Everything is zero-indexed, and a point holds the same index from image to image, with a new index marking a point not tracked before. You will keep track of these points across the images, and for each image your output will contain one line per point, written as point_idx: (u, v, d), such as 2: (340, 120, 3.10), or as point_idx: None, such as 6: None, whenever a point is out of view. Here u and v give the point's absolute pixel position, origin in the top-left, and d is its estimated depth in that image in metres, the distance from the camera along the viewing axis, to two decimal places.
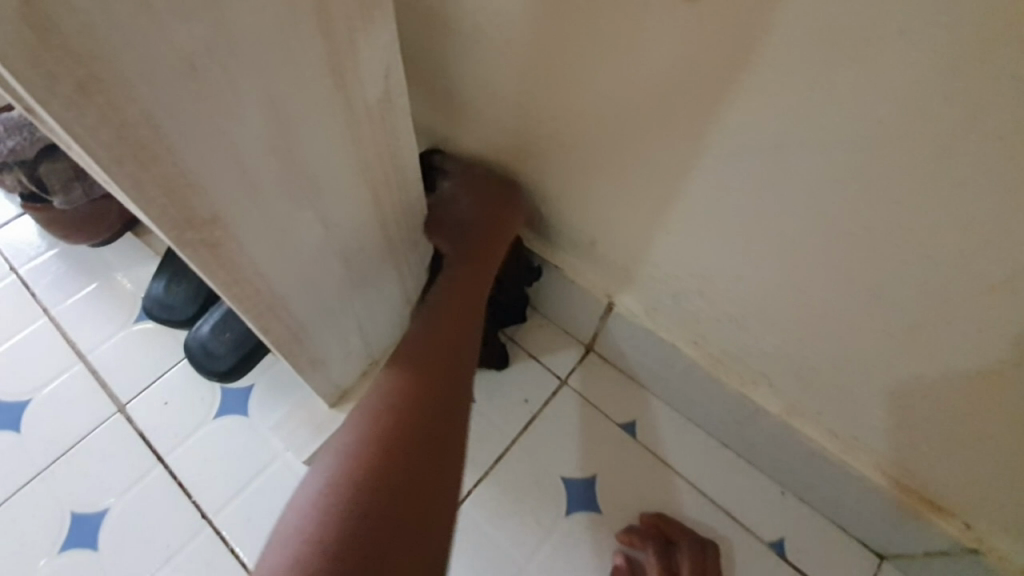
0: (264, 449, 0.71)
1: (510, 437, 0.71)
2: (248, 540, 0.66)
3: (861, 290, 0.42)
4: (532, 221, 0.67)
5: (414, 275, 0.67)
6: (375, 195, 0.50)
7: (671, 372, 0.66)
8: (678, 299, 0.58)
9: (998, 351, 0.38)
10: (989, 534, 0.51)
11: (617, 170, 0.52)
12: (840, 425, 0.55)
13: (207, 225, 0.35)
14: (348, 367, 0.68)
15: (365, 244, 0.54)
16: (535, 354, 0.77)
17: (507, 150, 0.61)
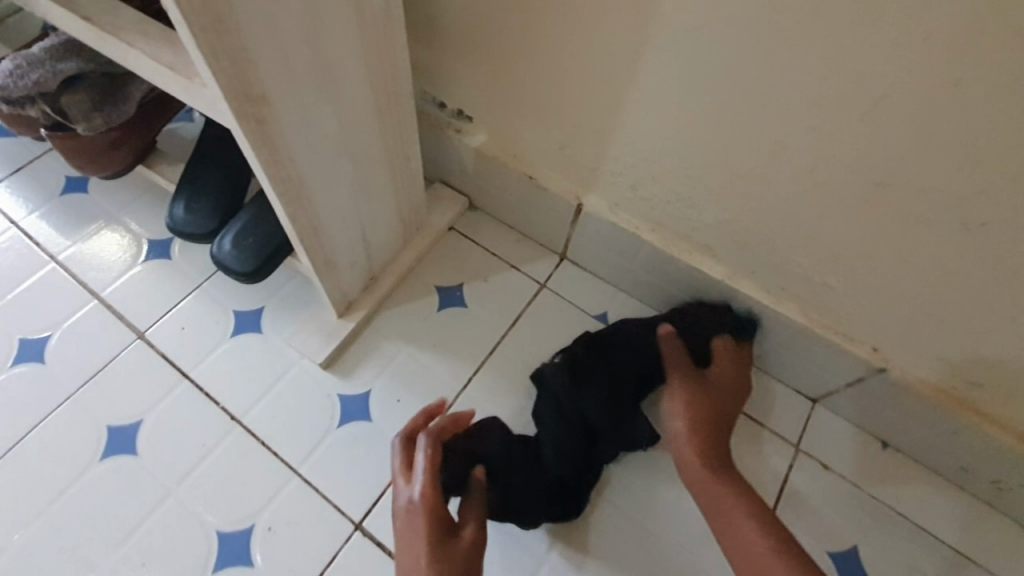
0: (281, 359, 0.79)
1: (499, 332, 0.82)
2: (276, 433, 0.74)
3: (771, 147, 0.54)
4: (508, 139, 0.78)
5: (407, 191, 0.76)
6: (378, 102, 0.59)
7: (634, 261, 0.78)
8: (636, 188, 0.69)
9: (876, 176, 0.50)
10: (889, 352, 0.64)
11: (576, 75, 0.62)
12: (770, 280, 0.67)
13: (259, 100, 0.44)
14: (353, 276, 0.76)
15: (369, 150, 0.63)
16: (517, 265, 0.87)
17: (483, 71, 0.71)
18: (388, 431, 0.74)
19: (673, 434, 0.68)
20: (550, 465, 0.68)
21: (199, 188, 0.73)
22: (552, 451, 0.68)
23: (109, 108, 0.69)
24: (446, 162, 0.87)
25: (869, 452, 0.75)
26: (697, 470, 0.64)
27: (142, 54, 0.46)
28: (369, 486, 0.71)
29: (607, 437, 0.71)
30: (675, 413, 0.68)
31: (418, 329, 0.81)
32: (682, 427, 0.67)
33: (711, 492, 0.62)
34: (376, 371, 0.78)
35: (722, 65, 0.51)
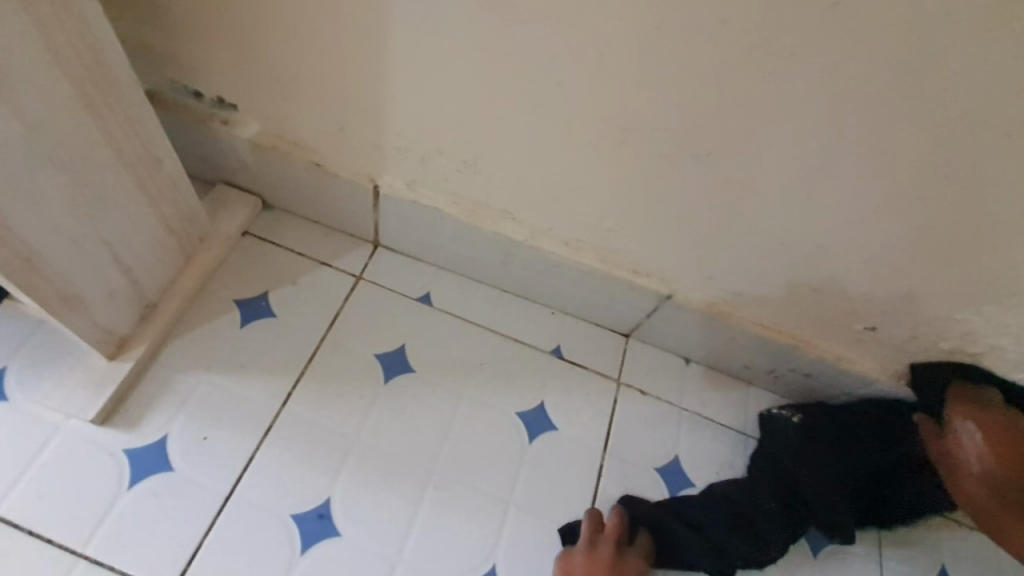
0: (38, 427, 0.64)
1: (317, 336, 0.75)
2: (47, 516, 0.60)
3: (530, 104, 0.56)
4: (281, 125, 0.70)
5: (167, 198, 0.65)
6: (79, 92, 0.49)
7: (444, 236, 0.76)
8: (425, 161, 0.67)
9: (619, 121, 0.55)
10: (674, 280, 0.71)
11: (332, 48, 0.58)
12: (566, 233, 0.70)
13: None
14: (116, 306, 0.64)
15: (86, 152, 0.52)
16: (327, 262, 0.81)
17: (229, 51, 0.62)
18: (195, 476, 0.64)
19: (1013, 541, 0.64)
20: (758, 519, 0.68)
21: None
22: (760, 519, 0.68)
23: None
24: (221, 160, 0.77)
25: (679, 372, 0.81)
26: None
27: None
28: (182, 544, 0.61)
29: (780, 520, 0.69)
30: (1009, 519, 0.64)
31: (218, 353, 0.71)
32: (1006, 521, 0.64)
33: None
34: (168, 413, 0.67)
35: (463, 24, 0.51)
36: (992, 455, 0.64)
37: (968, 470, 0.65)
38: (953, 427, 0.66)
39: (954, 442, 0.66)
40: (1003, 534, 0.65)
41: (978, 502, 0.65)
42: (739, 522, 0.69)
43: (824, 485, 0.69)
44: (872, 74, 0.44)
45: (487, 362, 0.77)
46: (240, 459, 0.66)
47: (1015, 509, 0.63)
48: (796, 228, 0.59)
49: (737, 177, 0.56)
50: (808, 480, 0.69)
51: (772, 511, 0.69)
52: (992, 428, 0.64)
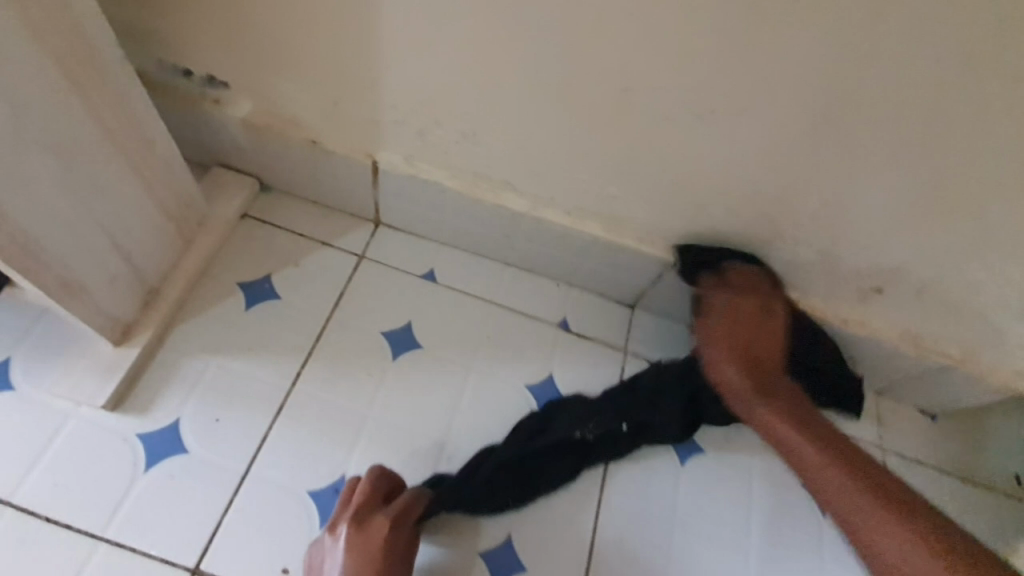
0: (48, 415, 0.64)
1: (322, 317, 0.75)
2: (64, 502, 0.61)
3: (527, 68, 0.55)
4: (273, 102, 0.69)
5: (161, 181, 0.64)
6: (63, 73, 0.48)
7: (445, 211, 0.75)
8: (421, 134, 0.66)
9: (619, 83, 0.53)
10: (680, 246, 0.70)
11: (319, 17, 0.56)
12: (569, 202, 0.69)
13: None
14: (118, 293, 0.64)
15: (75, 136, 0.51)
16: (327, 242, 0.80)
17: (214, 26, 0.61)
18: (209, 458, 0.65)
19: (760, 420, 0.71)
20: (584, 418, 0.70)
21: None
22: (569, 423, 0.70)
23: None
24: (215, 141, 0.76)
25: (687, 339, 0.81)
26: (782, 427, 0.70)
27: None
28: (200, 524, 0.62)
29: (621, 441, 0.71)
30: (784, 421, 0.70)
31: (224, 336, 0.71)
32: (782, 426, 0.70)
33: (794, 445, 0.70)
34: (179, 397, 0.67)
35: None
36: (731, 326, 0.70)
37: (723, 363, 0.71)
38: (711, 309, 0.71)
39: (735, 315, 0.70)
40: (773, 429, 0.71)
41: (726, 386, 0.71)
42: (518, 475, 0.68)
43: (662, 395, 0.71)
44: (878, 21, 0.43)
45: (494, 336, 0.77)
46: (253, 440, 0.66)
47: (757, 391, 0.70)
48: (801, 187, 0.58)
49: (741, 136, 0.55)
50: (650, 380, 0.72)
51: (607, 403, 0.72)
52: (738, 305, 0.69)
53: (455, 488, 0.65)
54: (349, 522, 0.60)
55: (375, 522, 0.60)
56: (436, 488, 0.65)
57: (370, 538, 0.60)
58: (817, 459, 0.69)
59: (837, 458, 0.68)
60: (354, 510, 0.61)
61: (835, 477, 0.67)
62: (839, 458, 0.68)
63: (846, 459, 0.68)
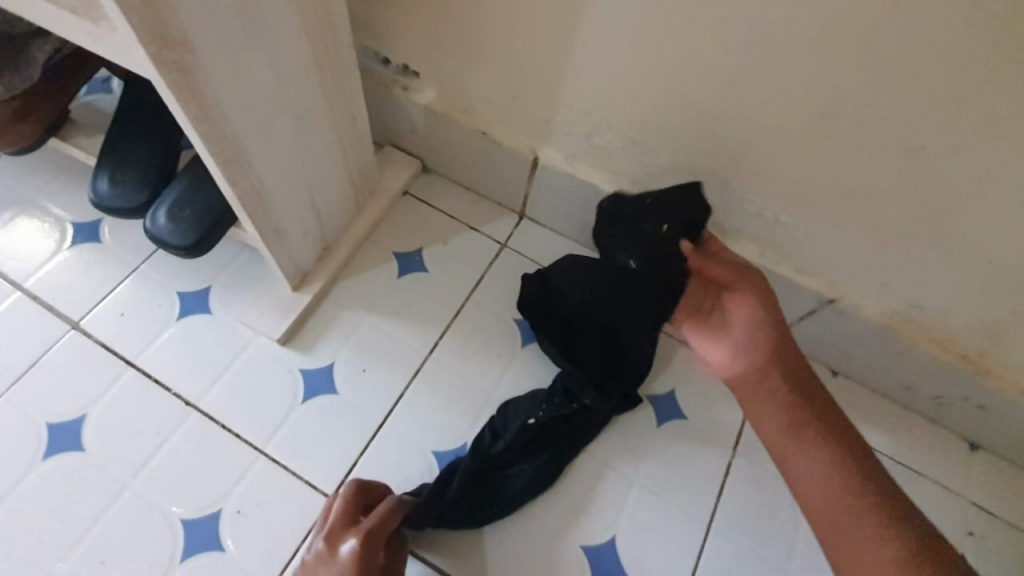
0: (235, 338, 0.75)
1: (464, 294, 0.80)
2: (237, 413, 0.71)
3: (720, 85, 0.55)
4: (457, 94, 0.75)
5: (355, 153, 0.73)
6: (315, 53, 0.56)
7: (593, 213, 0.78)
8: (590, 137, 0.69)
9: (817, 107, 0.52)
10: (839, 282, 0.67)
11: (522, 20, 0.60)
12: (726, 220, 0.68)
13: (184, 35, 0.41)
14: (305, 246, 0.73)
15: (310, 108, 0.59)
16: (475, 227, 0.86)
17: (424, 20, 0.67)
18: (355, 403, 0.72)
19: (776, 446, 0.55)
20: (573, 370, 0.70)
21: (123, 157, 0.65)
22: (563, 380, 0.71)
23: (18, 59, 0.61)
24: (396, 123, 0.84)
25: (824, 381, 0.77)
26: (799, 456, 0.53)
27: (55, 7, 0.43)
28: (340, 459, 0.69)
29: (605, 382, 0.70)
30: (810, 450, 0.53)
31: (378, 297, 0.79)
32: (804, 453, 0.53)
33: (813, 489, 0.52)
34: (337, 344, 0.75)
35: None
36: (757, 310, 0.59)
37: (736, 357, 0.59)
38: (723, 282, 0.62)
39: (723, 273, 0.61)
40: (785, 459, 0.54)
41: (750, 370, 0.57)
42: (482, 480, 0.67)
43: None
44: None
45: None
46: (392, 394, 0.73)
47: (795, 408, 0.55)
48: (1007, 239, 0.52)
49: (948, 176, 0.51)
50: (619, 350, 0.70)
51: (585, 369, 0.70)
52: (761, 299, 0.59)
53: (434, 500, 0.64)
54: (322, 539, 0.60)
55: (345, 541, 0.60)
56: (415, 498, 0.65)
57: (338, 557, 0.59)
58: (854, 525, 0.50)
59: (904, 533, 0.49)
60: (331, 527, 0.61)
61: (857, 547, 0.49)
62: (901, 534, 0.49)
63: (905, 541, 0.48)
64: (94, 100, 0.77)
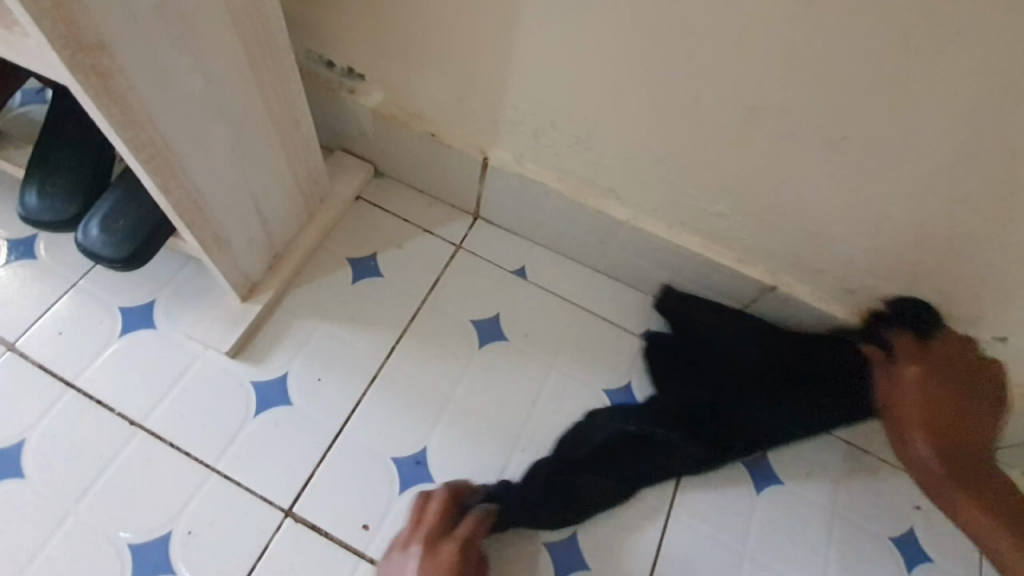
0: (182, 352, 0.73)
1: (419, 298, 0.80)
2: (185, 431, 0.69)
3: (656, 82, 0.56)
4: (403, 97, 0.74)
5: (299, 159, 0.72)
6: (249, 57, 0.55)
7: (544, 211, 0.78)
8: (538, 137, 0.69)
9: (747, 102, 0.54)
10: (782, 270, 0.69)
11: (463, 21, 0.61)
12: (672, 214, 0.70)
13: (101, 39, 0.39)
14: (252, 254, 0.71)
15: (247, 113, 0.58)
16: (430, 230, 0.85)
17: (365, 24, 0.67)
18: (310, 412, 0.71)
19: (948, 499, 0.71)
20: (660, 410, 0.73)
21: (50, 169, 0.62)
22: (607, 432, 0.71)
23: None
24: (344, 127, 0.83)
25: None
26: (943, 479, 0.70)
27: None
28: (296, 472, 0.68)
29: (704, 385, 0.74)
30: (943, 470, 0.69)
31: (332, 304, 0.78)
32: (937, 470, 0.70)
33: (962, 516, 0.70)
34: (290, 353, 0.74)
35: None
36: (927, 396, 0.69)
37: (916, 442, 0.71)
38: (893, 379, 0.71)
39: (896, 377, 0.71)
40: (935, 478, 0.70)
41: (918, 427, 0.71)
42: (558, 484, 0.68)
43: (770, 418, 0.73)
44: None
45: (575, 339, 0.79)
46: (349, 402, 0.72)
47: (953, 472, 0.70)
48: (931, 223, 0.55)
49: (873, 164, 0.53)
50: (677, 394, 0.73)
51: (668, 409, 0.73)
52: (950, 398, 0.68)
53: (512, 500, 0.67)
54: (420, 541, 0.63)
55: (443, 544, 0.63)
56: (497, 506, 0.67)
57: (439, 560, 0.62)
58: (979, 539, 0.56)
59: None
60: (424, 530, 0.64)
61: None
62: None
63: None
64: (26, 110, 0.73)
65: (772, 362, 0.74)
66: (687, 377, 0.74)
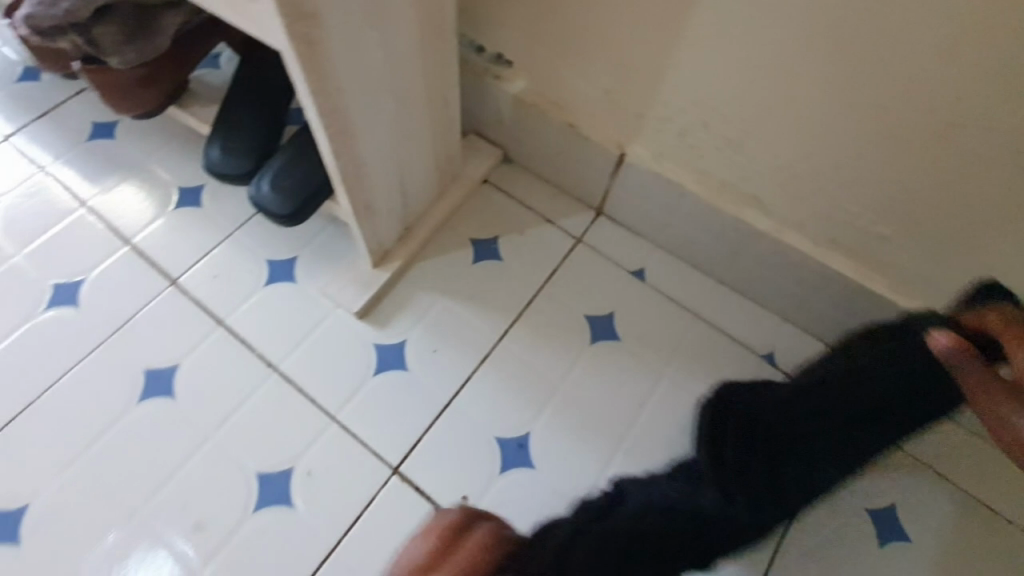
0: (316, 307, 0.79)
1: (536, 286, 0.81)
2: (313, 379, 0.74)
3: (835, 87, 0.52)
4: (548, 85, 0.75)
5: (442, 138, 0.74)
6: (422, 36, 0.57)
7: (676, 213, 0.76)
8: (685, 136, 0.67)
9: (946, 116, 0.48)
10: (945, 306, 0.62)
11: (627, 11, 0.59)
12: (822, 230, 0.65)
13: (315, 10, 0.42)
14: (389, 224, 0.75)
15: (411, 89, 0.61)
16: (552, 220, 0.85)
17: (524, 10, 0.67)
18: (424, 380, 0.74)
19: None
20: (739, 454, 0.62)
21: (233, 127, 0.69)
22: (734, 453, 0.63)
23: (144, 32, 0.63)
24: (482, 111, 0.85)
25: None
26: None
27: None
28: (406, 434, 0.71)
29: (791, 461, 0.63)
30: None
31: (453, 280, 0.81)
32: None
33: None
34: (411, 322, 0.78)
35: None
36: None
37: None
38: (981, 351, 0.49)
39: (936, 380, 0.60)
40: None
41: None
42: (682, 515, 0.60)
43: (830, 477, 0.65)
44: None
45: (691, 348, 0.76)
46: (460, 377, 0.74)
47: None
48: None
49: None
50: (805, 426, 0.63)
51: (751, 461, 0.62)
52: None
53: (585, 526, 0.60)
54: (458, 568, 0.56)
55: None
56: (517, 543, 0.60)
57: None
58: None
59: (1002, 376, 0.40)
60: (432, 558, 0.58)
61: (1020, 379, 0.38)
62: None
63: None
64: (206, 75, 0.82)
65: (895, 375, 0.61)
66: (772, 456, 0.63)
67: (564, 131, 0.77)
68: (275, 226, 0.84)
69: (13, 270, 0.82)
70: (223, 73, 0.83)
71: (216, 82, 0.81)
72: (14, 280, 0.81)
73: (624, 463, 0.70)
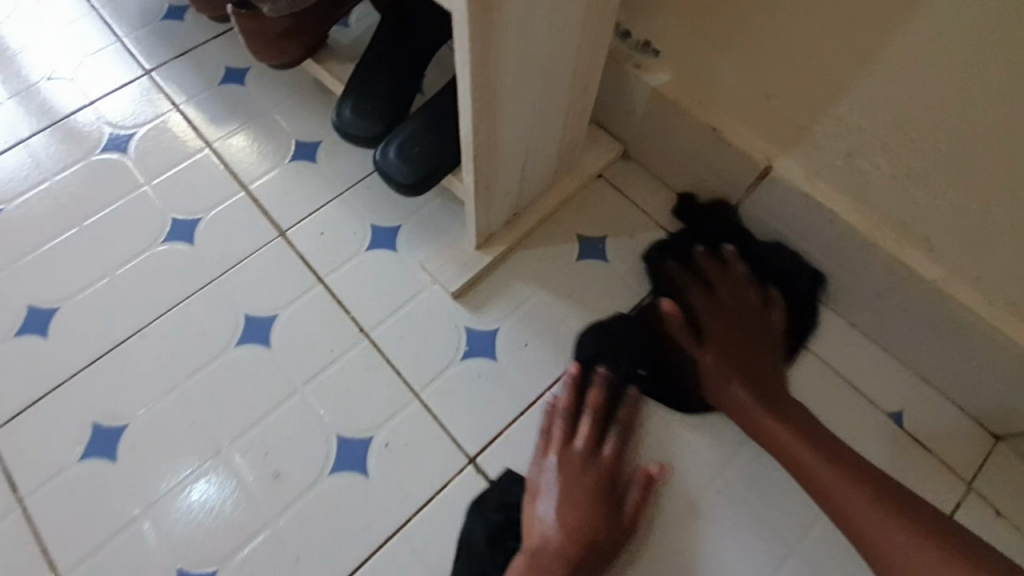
0: (412, 280, 0.77)
1: (640, 295, 0.76)
2: (401, 352, 0.73)
3: None
4: (697, 81, 0.68)
5: (572, 125, 0.71)
6: (585, 12, 0.54)
7: (816, 240, 0.69)
8: (854, 158, 0.60)
9: None
10: None
11: (817, 8, 0.53)
12: (1003, 287, 0.59)
13: None
14: (502, 208, 0.73)
15: (559, 69, 0.58)
16: (667, 227, 0.79)
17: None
18: (512, 372, 0.72)
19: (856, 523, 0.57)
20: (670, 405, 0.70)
21: (367, 88, 0.68)
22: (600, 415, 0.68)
23: None
24: (610, 102, 0.80)
25: None
26: (837, 485, 0.59)
27: None
28: (487, 424, 0.69)
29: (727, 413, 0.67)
30: (894, 525, 0.55)
31: (554, 275, 0.77)
32: (892, 529, 0.55)
33: (885, 537, 0.55)
34: (506, 311, 0.75)
35: None
36: (832, 477, 0.60)
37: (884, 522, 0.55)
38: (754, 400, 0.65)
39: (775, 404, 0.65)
40: (822, 484, 0.60)
41: (832, 477, 0.60)
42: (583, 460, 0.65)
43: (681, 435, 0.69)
44: None
45: (809, 393, 0.71)
46: (548, 377, 0.72)
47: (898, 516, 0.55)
48: None
49: None
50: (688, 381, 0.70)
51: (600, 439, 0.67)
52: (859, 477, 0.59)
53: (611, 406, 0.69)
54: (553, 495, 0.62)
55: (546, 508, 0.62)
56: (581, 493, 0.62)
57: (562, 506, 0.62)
58: (799, 447, 0.62)
59: (724, 312, 0.70)
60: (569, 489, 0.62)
61: (731, 326, 0.69)
62: (726, 334, 0.69)
63: (740, 351, 0.68)
64: (337, 33, 0.83)
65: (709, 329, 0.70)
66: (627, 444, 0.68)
67: (701, 135, 0.72)
68: (384, 193, 0.84)
69: (142, 199, 0.86)
70: (357, 33, 0.83)
71: (342, 41, 0.82)
72: (141, 209, 0.85)
73: (718, 495, 0.67)
